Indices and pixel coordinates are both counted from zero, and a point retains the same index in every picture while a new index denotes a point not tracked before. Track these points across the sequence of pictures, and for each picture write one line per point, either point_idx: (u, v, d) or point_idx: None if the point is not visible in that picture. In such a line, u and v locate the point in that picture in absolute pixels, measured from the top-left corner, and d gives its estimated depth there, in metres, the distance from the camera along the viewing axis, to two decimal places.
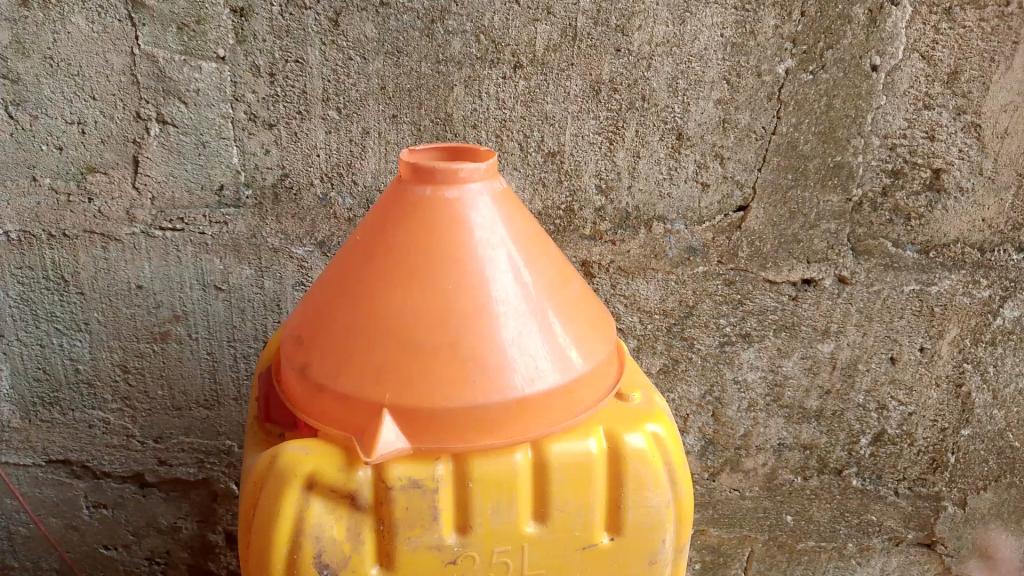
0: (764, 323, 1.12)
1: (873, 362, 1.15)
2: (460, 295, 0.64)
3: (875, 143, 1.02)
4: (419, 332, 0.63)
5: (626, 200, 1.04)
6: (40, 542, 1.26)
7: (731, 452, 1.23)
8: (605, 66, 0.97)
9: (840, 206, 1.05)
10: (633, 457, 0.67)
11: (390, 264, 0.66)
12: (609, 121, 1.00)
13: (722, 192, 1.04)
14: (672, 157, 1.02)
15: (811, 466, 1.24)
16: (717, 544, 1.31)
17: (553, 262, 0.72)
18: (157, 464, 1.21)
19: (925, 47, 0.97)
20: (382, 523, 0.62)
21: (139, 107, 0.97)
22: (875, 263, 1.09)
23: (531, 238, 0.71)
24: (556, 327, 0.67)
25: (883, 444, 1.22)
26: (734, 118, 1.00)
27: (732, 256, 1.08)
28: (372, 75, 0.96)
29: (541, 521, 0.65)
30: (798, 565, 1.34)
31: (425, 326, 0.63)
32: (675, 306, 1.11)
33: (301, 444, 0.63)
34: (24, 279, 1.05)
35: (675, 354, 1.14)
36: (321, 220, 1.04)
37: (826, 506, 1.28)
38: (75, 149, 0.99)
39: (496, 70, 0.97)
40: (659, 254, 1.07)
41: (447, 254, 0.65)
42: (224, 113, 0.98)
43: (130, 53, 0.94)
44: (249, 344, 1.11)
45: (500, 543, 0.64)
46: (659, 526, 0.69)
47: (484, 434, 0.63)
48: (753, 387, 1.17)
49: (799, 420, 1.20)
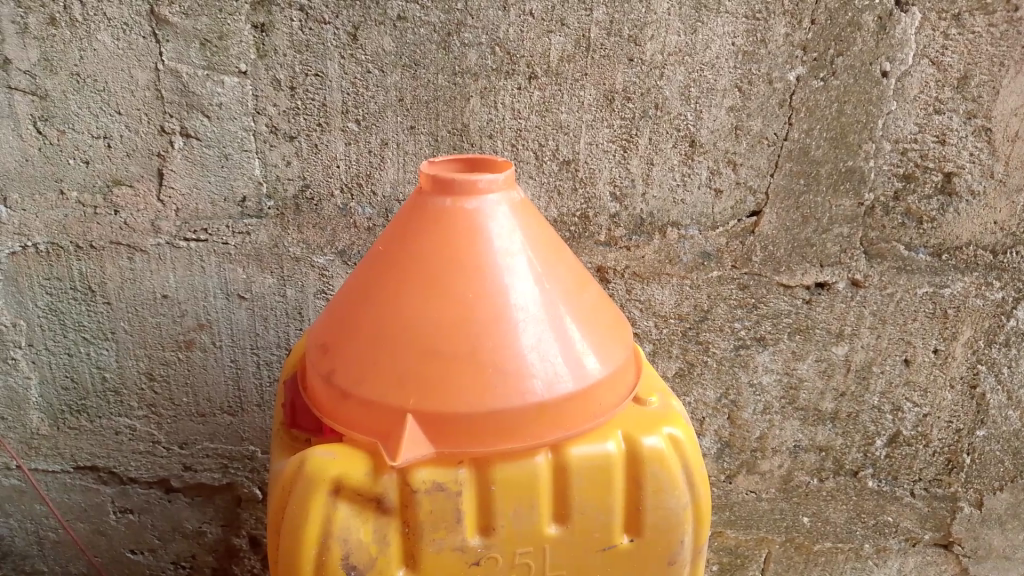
0: (779, 326, 1.13)
1: (888, 364, 1.16)
2: (480, 303, 0.66)
3: (886, 147, 1.03)
4: (440, 341, 0.65)
5: (640, 206, 1.06)
6: (68, 548, 1.28)
7: (747, 454, 1.24)
8: (618, 75, 0.98)
9: (852, 210, 1.06)
10: (650, 458, 0.68)
11: (410, 275, 0.68)
12: (623, 129, 1.01)
13: (735, 198, 1.06)
14: (686, 164, 1.03)
15: (827, 468, 1.25)
16: (734, 545, 1.32)
17: (570, 269, 0.74)
18: (183, 470, 1.23)
19: (934, 52, 0.99)
20: (406, 525, 0.65)
21: (163, 120, 1.00)
22: (888, 266, 1.10)
23: (547, 246, 0.73)
24: (573, 333, 0.69)
25: (898, 445, 1.23)
26: (746, 124, 1.02)
27: (746, 261, 1.09)
28: (390, 88, 0.99)
29: (562, 522, 0.67)
30: (815, 567, 1.34)
31: (445, 334, 0.65)
32: (691, 310, 1.12)
33: (326, 448, 0.65)
34: (52, 290, 1.07)
35: (690, 358, 1.15)
36: (341, 230, 1.06)
37: (841, 507, 1.28)
38: (101, 163, 1.01)
39: (512, 81, 0.98)
40: (674, 260, 1.09)
41: (467, 263, 0.67)
42: (246, 126, 1.00)
43: (154, 69, 0.97)
44: (272, 352, 1.13)
45: (521, 544, 0.66)
46: (676, 527, 0.70)
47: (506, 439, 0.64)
48: (768, 389, 1.18)
49: (814, 422, 1.21)
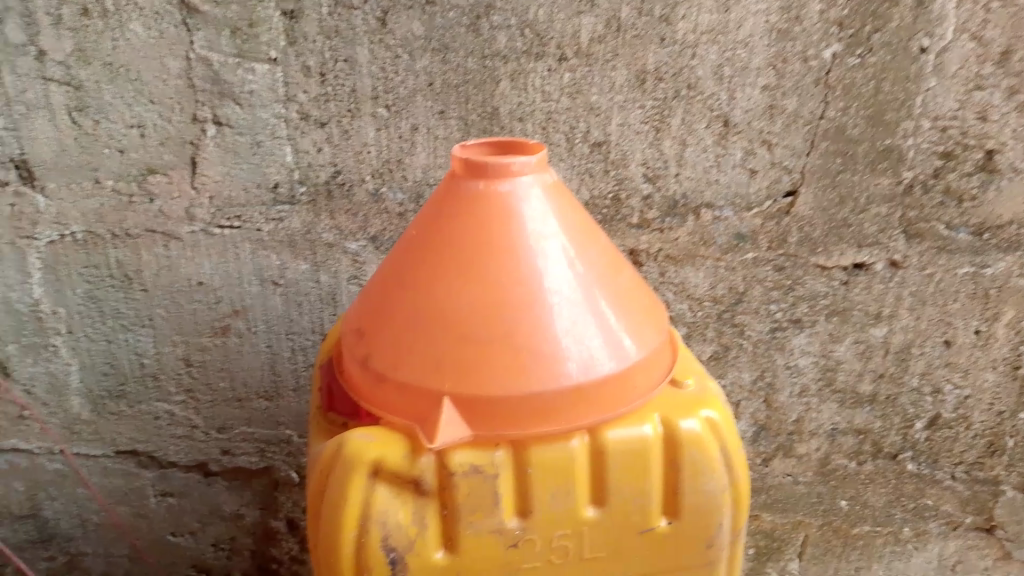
0: (815, 308, 1.12)
1: (928, 346, 1.14)
2: (514, 287, 0.65)
3: (925, 125, 1.01)
4: (476, 324, 0.64)
5: (674, 188, 1.04)
6: (111, 530, 1.31)
7: (783, 437, 1.22)
8: (650, 55, 0.97)
9: (891, 189, 1.04)
10: (688, 441, 0.68)
11: (444, 259, 0.68)
12: (655, 110, 1.00)
13: (771, 178, 1.04)
14: (720, 144, 1.02)
15: (864, 451, 1.23)
16: (770, 529, 1.30)
17: (604, 252, 0.73)
18: (220, 454, 1.25)
19: (976, 26, 0.96)
20: (444, 507, 0.65)
21: (196, 109, 1.00)
22: (928, 246, 1.07)
23: (582, 229, 0.72)
24: (609, 315, 0.68)
25: (938, 428, 1.21)
26: (781, 103, 1.00)
27: (782, 242, 1.07)
28: (420, 72, 0.98)
29: (599, 505, 0.67)
30: (854, 551, 1.32)
31: (480, 318, 0.65)
32: (725, 293, 1.11)
33: (364, 432, 0.66)
34: (90, 278, 1.09)
35: (725, 341, 1.14)
36: (373, 216, 1.06)
37: (880, 490, 1.27)
38: (135, 151, 1.02)
39: (542, 63, 0.97)
40: (708, 242, 1.07)
41: (501, 247, 0.67)
42: (277, 113, 1.01)
43: (185, 58, 0.97)
44: (306, 337, 1.14)
45: (559, 527, 0.66)
46: (714, 510, 0.70)
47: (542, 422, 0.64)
48: (805, 372, 1.17)
49: (851, 405, 1.19)
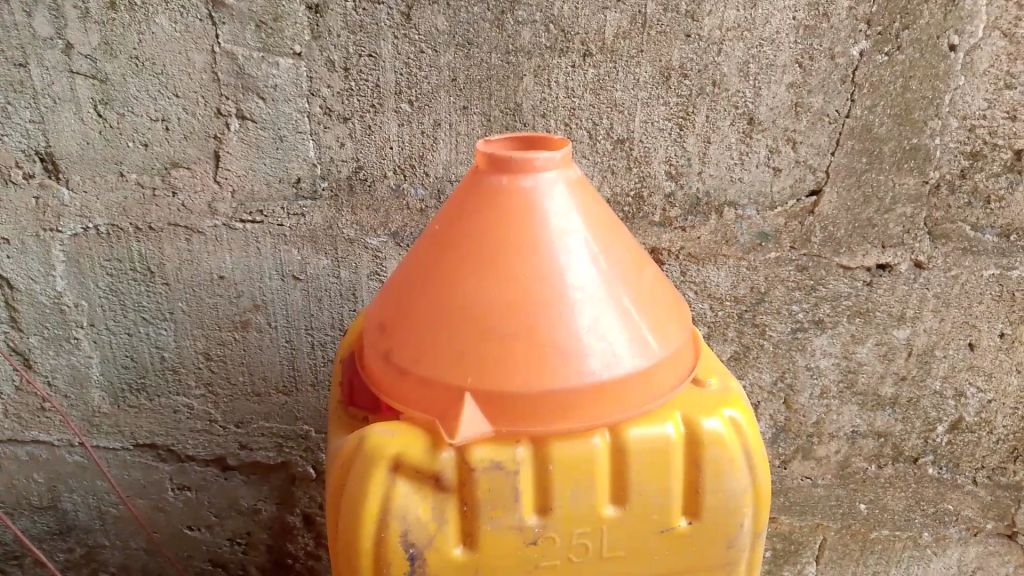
0: (838, 309, 1.11)
1: (952, 348, 1.13)
2: (538, 282, 0.65)
3: (952, 124, 1.00)
4: (499, 320, 0.64)
5: (696, 185, 1.04)
6: (129, 523, 1.31)
7: (803, 439, 1.21)
8: (675, 51, 0.96)
9: (916, 189, 1.03)
10: (710, 441, 0.67)
11: (466, 254, 0.68)
12: (679, 107, 0.99)
13: (794, 177, 1.03)
14: (744, 142, 1.01)
15: (885, 455, 1.22)
16: (788, 532, 1.29)
17: (628, 249, 0.73)
18: (239, 448, 1.25)
19: (1006, 24, 0.95)
20: (464, 503, 0.64)
21: (220, 103, 1.00)
22: (953, 247, 1.06)
23: (605, 225, 0.72)
24: (632, 313, 0.68)
25: (960, 432, 1.20)
26: (806, 101, 0.99)
27: (805, 242, 1.06)
28: (444, 68, 0.98)
29: (620, 504, 0.66)
30: (872, 555, 1.31)
31: (503, 313, 0.64)
32: (747, 292, 1.10)
33: (385, 426, 0.65)
34: (113, 270, 1.09)
35: (746, 341, 1.13)
36: (394, 211, 1.07)
37: (900, 495, 1.25)
38: (159, 145, 1.03)
39: (566, 59, 0.97)
40: (730, 240, 1.07)
41: (524, 242, 0.66)
42: (301, 108, 1.01)
43: (211, 51, 0.98)
44: (326, 332, 1.14)
45: (579, 525, 0.66)
46: (735, 510, 0.69)
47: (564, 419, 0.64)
48: (826, 373, 1.16)
49: (873, 407, 1.18)
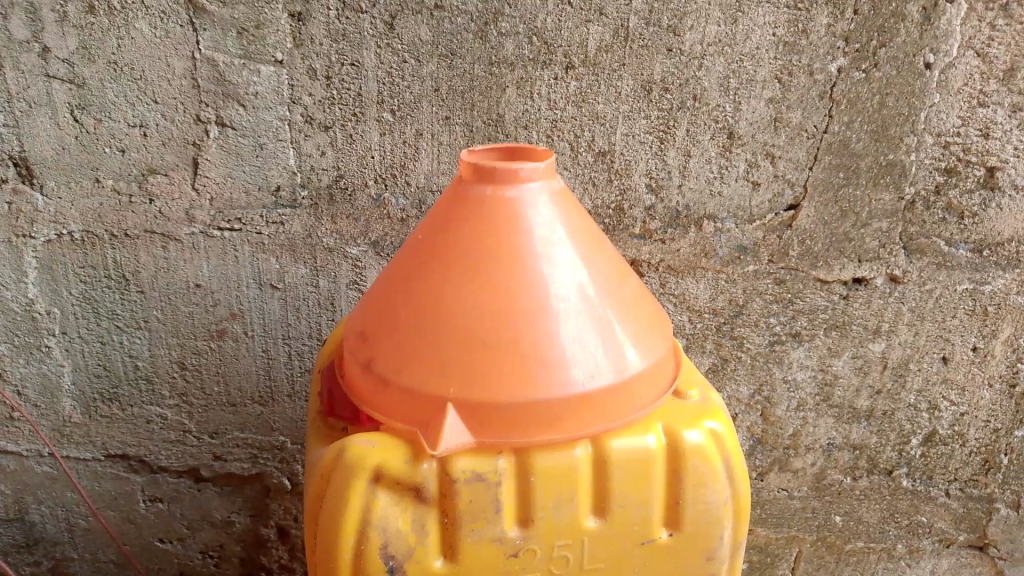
0: (815, 322, 1.12)
1: (925, 362, 1.14)
2: (522, 293, 0.65)
3: (928, 141, 1.01)
4: (483, 330, 0.64)
5: (676, 198, 1.04)
6: (98, 535, 1.29)
7: (780, 451, 1.22)
8: (656, 65, 0.97)
9: (892, 205, 1.05)
10: (691, 453, 0.68)
11: (449, 263, 0.68)
12: (660, 120, 1.00)
13: (773, 191, 1.04)
14: (723, 156, 1.02)
15: (860, 467, 1.23)
16: (764, 543, 1.30)
17: (611, 260, 0.73)
18: (212, 459, 1.24)
19: (980, 44, 0.97)
20: (445, 515, 0.64)
21: (199, 110, 1.00)
22: (928, 262, 1.08)
23: (589, 237, 0.72)
24: (614, 324, 0.68)
25: (934, 444, 1.21)
26: (786, 116, 1.00)
27: (783, 255, 1.07)
28: (426, 78, 0.98)
29: (601, 515, 0.66)
30: (847, 567, 1.32)
31: (487, 323, 0.64)
32: (725, 305, 1.11)
33: (366, 437, 0.65)
34: (86, 278, 1.08)
35: (724, 353, 1.14)
36: (375, 221, 1.06)
37: (875, 507, 1.26)
38: (137, 151, 1.01)
39: (549, 71, 0.98)
40: (709, 253, 1.07)
41: (508, 252, 0.66)
42: (282, 116, 1.00)
43: (191, 58, 0.97)
44: (303, 342, 1.13)
45: (560, 536, 0.65)
46: (715, 523, 0.69)
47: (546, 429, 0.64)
48: (803, 386, 1.16)
49: (849, 420, 1.19)
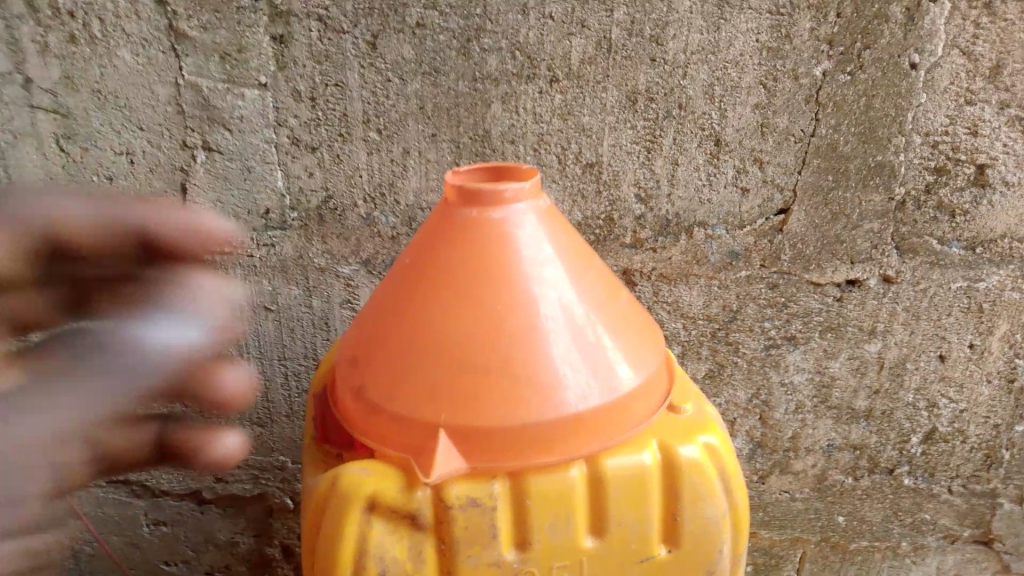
0: (810, 325, 1.12)
1: (923, 360, 1.14)
2: (511, 315, 0.65)
3: (916, 141, 1.01)
4: (473, 354, 0.64)
5: (666, 207, 1.04)
6: (103, 559, 1.29)
7: (780, 454, 1.21)
8: (641, 76, 0.97)
9: (883, 205, 1.04)
10: (687, 468, 0.67)
11: (437, 287, 0.67)
12: (646, 130, 1.00)
13: (763, 196, 1.04)
14: (712, 163, 1.02)
15: (861, 466, 1.23)
16: (768, 546, 1.30)
17: (600, 276, 0.73)
18: (214, 481, 1.23)
19: (965, 42, 0.96)
20: (442, 542, 0.64)
21: (185, 135, 1.00)
22: (921, 261, 1.08)
23: (577, 254, 0.72)
24: (606, 342, 0.68)
25: (934, 442, 1.21)
26: (772, 122, 1.00)
27: (775, 260, 1.07)
28: (410, 96, 0.98)
29: (599, 534, 0.66)
30: (852, 566, 1.32)
31: (477, 347, 0.64)
32: (719, 311, 1.10)
33: (360, 466, 0.65)
34: None
35: (720, 359, 1.14)
36: (365, 240, 1.06)
37: (877, 506, 1.26)
38: (125, 178, 1.02)
39: (533, 85, 0.97)
40: (701, 260, 1.07)
41: (496, 275, 0.66)
42: (268, 138, 1.00)
43: (175, 84, 0.97)
44: (299, 362, 1.13)
45: (559, 558, 0.65)
46: (714, 536, 0.69)
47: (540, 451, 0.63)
48: (800, 389, 1.16)
49: (848, 421, 1.19)
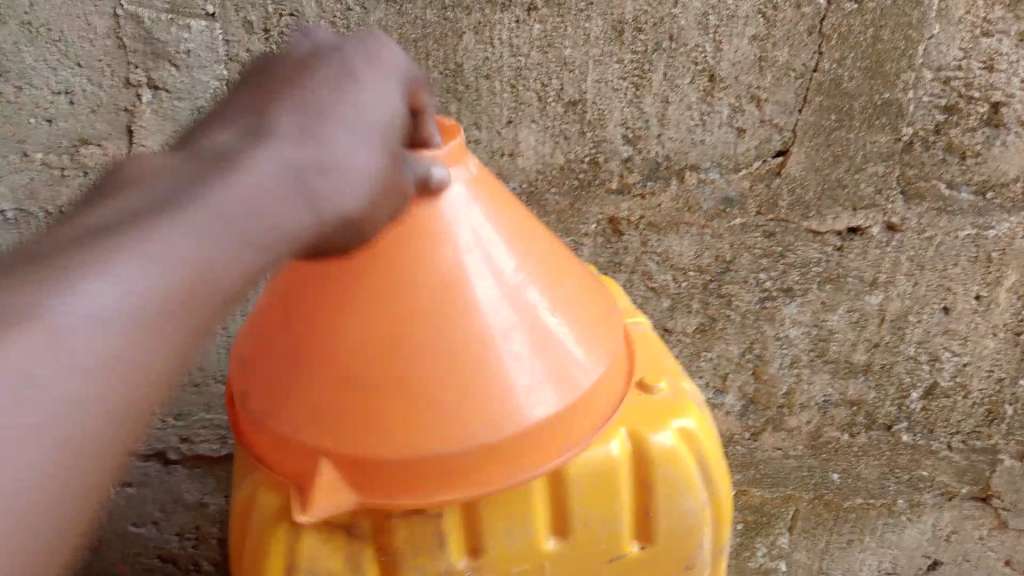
0: (808, 276, 1.05)
1: (926, 313, 1.08)
2: (431, 331, 0.55)
3: (926, 76, 0.93)
4: (381, 382, 0.55)
5: (655, 149, 0.96)
6: None
7: (773, 411, 1.16)
8: (628, 3, 0.88)
9: (888, 147, 0.97)
10: (661, 458, 0.63)
11: (341, 265, 0.57)
12: (634, 64, 0.91)
13: (760, 137, 0.96)
14: (705, 101, 0.94)
15: (858, 423, 1.17)
16: (760, 504, 1.25)
17: (544, 252, 0.62)
18: (179, 442, 1.16)
19: None
20: (383, 553, 0.60)
21: (129, 72, 0.91)
22: (928, 208, 1.01)
23: (514, 228, 0.61)
24: (550, 345, 0.59)
25: (935, 397, 1.15)
26: (771, 55, 0.91)
27: (772, 206, 1.00)
28: (374, 27, 0.89)
29: (562, 535, 0.62)
30: (845, 523, 1.27)
31: (388, 371, 0.55)
32: (712, 262, 1.04)
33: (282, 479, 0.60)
34: None
35: (711, 312, 1.07)
36: None
37: (873, 463, 1.21)
38: (65, 120, 0.93)
39: (508, 14, 0.88)
40: (693, 207, 1.00)
41: (413, 248, 0.56)
42: (219, 75, 0.91)
43: (114, 15, 0.87)
44: None
45: (519, 561, 0.62)
46: (693, 530, 0.65)
47: (468, 474, 0.57)
48: (796, 342, 1.10)
49: (845, 375, 1.13)
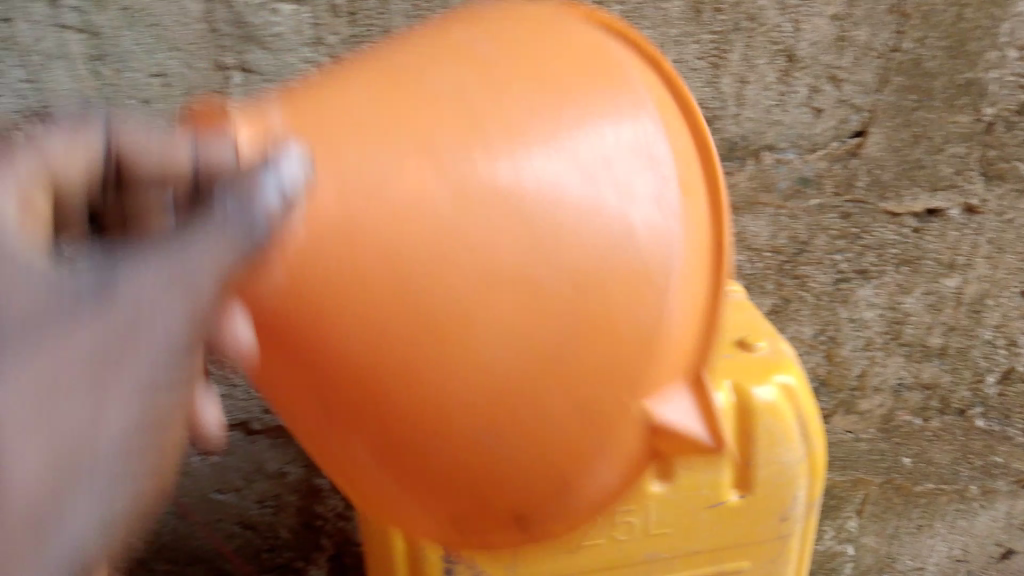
0: (884, 257, 1.05)
1: (1004, 296, 1.10)
2: (511, 349, 0.43)
3: (1011, 55, 0.95)
4: (506, 408, 0.44)
5: (732, 129, 0.94)
6: None
7: (845, 393, 1.13)
8: None
9: (970, 127, 0.98)
10: (764, 411, 0.66)
11: (308, 355, 0.42)
12: (713, 44, 0.90)
13: (838, 117, 0.96)
14: (783, 81, 0.93)
15: (932, 406, 1.17)
16: (829, 487, 1.21)
17: (483, 78, 0.44)
18: None
19: None
20: None
21: (219, 56, 0.88)
22: (1009, 189, 1.03)
23: (426, 88, 0.43)
24: (631, 180, 0.45)
25: (1011, 381, 1.17)
26: (851, 35, 0.92)
27: (849, 186, 1.00)
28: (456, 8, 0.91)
29: (666, 479, 0.65)
30: (915, 509, 1.25)
31: (501, 394, 0.44)
32: (786, 242, 1.02)
33: None
34: None
35: (786, 293, 1.05)
36: None
37: (947, 447, 1.20)
38: None
39: None
40: (770, 186, 0.98)
41: (381, 261, 0.40)
42: (306, 58, 0.90)
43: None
44: None
45: (624, 506, 0.65)
46: (790, 483, 0.68)
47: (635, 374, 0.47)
48: (870, 325, 1.09)
49: (920, 358, 1.12)
